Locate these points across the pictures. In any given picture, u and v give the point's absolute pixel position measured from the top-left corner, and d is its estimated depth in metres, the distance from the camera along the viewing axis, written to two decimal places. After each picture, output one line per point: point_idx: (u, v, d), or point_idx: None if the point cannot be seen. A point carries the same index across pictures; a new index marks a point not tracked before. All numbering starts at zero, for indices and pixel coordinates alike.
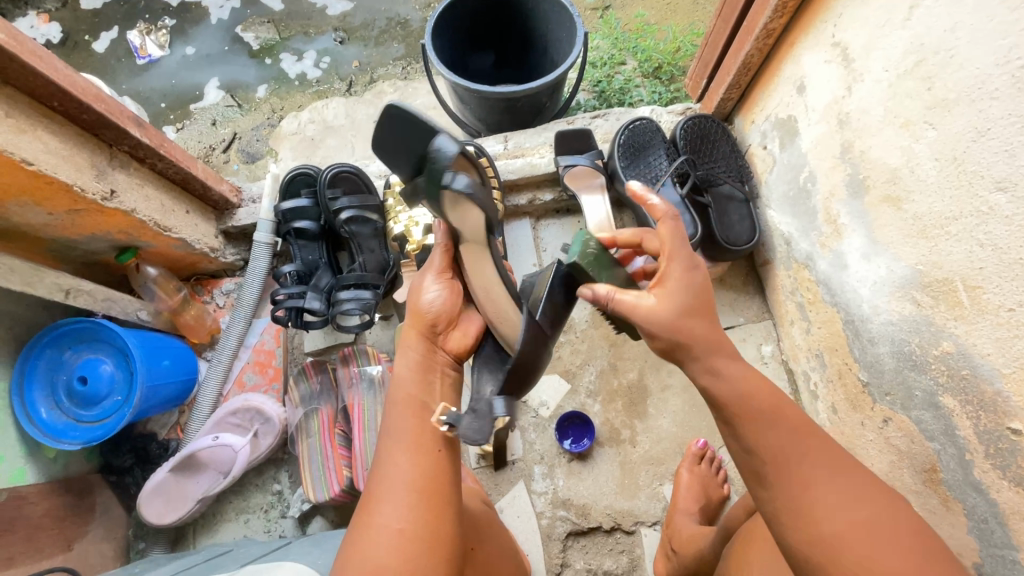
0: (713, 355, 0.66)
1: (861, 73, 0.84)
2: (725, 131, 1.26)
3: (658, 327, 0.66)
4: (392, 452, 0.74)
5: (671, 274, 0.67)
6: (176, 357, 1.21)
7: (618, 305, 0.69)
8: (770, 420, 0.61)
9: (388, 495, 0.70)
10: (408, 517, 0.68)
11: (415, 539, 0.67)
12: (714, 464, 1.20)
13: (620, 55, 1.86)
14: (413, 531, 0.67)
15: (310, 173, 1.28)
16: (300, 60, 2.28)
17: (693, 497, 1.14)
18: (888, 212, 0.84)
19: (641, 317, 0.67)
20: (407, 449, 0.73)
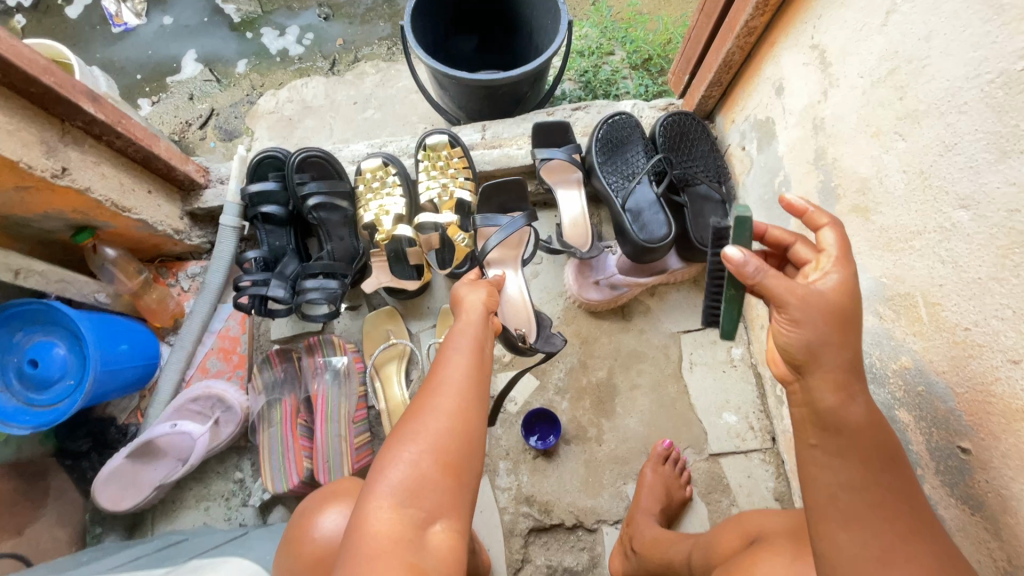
0: (848, 379, 0.54)
1: (837, 78, 0.81)
2: (705, 130, 1.24)
3: (809, 317, 0.53)
4: (450, 353, 0.78)
5: (831, 278, 0.56)
6: (135, 341, 1.18)
7: (771, 281, 0.55)
8: (863, 473, 0.53)
9: (448, 383, 0.74)
10: (466, 402, 0.73)
11: (469, 423, 0.71)
12: (678, 465, 1.21)
13: (608, 45, 1.82)
14: (468, 415, 0.72)
15: (278, 157, 1.24)
16: (282, 35, 2.21)
17: (655, 497, 1.14)
18: (856, 222, 0.82)
19: (797, 297, 0.54)
20: (467, 350, 0.79)
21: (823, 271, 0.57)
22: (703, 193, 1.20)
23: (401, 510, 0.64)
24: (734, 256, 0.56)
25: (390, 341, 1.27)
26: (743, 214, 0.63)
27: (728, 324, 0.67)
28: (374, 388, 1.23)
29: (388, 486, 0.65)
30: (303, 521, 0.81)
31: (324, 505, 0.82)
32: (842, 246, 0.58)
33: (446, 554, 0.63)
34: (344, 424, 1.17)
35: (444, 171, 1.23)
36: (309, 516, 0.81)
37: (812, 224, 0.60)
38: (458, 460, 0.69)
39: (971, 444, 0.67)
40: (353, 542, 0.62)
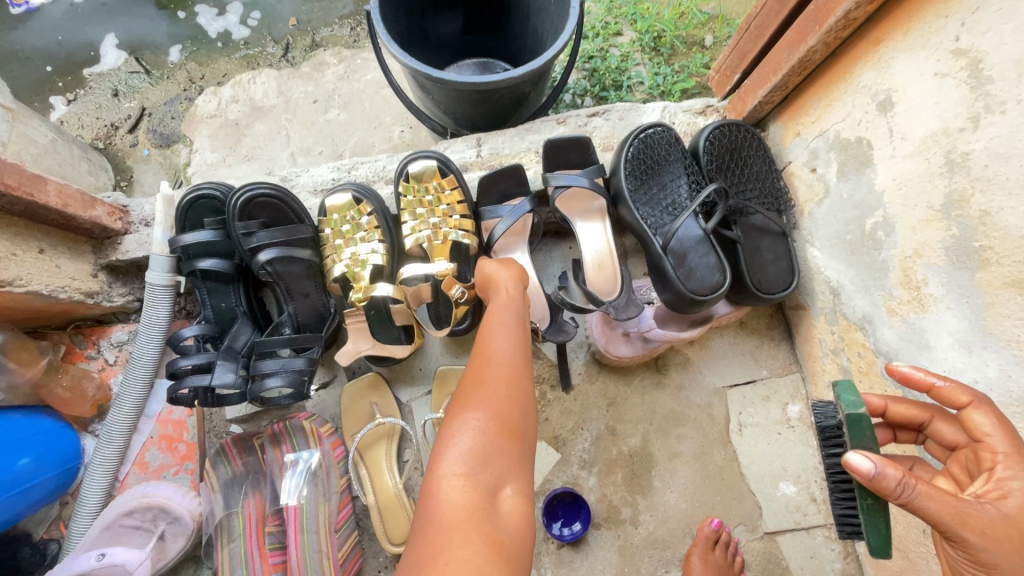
0: None
1: (1004, 101, 0.57)
2: (759, 143, 0.99)
3: (1003, 564, 0.48)
4: (494, 327, 0.66)
5: (1015, 490, 0.50)
6: (39, 449, 0.90)
7: (923, 502, 0.49)
8: None
9: (499, 351, 0.62)
10: (521, 372, 0.61)
11: (525, 390, 0.59)
12: (730, 549, 1.00)
13: (615, 23, 1.53)
14: (526, 379, 0.60)
15: (217, 195, 0.96)
16: (222, 14, 1.84)
17: None
18: (1017, 301, 0.60)
19: (984, 542, 0.48)
20: (511, 322, 0.68)
21: (996, 480, 0.51)
22: (758, 225, 0.96)
23: (472, 478, 0.50)
24: (863, 466, 0.50)
25: (375, 419, 1.02)
26: (856, 412, 0.56)
27: (877, 541, 0.56)
28: (360, 477, 1.01)
29: (452, 453, 0.52)
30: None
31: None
32: (1005, 429, 0.53)
33: (521, 520, 0.50)
34: (325, 536, 0.92)
35: (433, 207, 0.96)
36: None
37: (954, 401, 0.55)
38: (521, 427, 0.56)
39: None
40: (420, 519, 0.49)
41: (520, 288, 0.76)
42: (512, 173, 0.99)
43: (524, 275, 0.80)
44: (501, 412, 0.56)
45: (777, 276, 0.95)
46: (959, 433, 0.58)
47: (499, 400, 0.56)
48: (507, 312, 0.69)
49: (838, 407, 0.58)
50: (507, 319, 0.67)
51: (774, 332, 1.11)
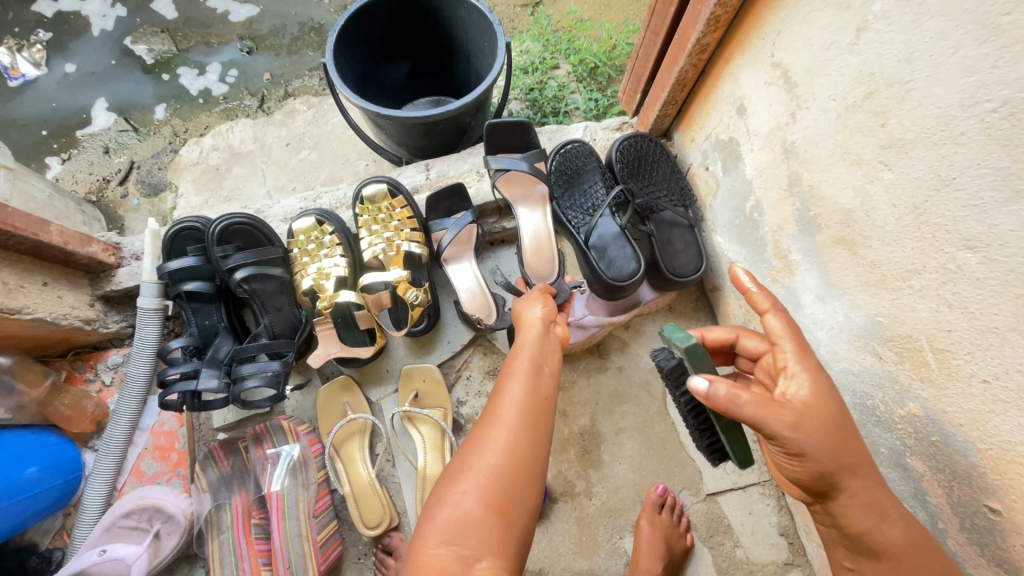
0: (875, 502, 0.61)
1: (805, 100, 0.73)
2: (664, 150, 1.15)
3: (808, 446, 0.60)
4: (511, 382, 0.68)
5: (802, 381, 0.63)
6: (43, 459, 1.01)
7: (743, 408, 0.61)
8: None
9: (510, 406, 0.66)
10: (519, 441, 0.64)
11: (523, 455, 0.63)
12: (676, 512, 1.11)
13: (552, 58, 1.73)
14: (523, 446, 0.64)
15: (197, 226, 1.09)
16: (202, 74, 2.03)
17: (655, 554, 1.04)
18: (843, 255, 0.75)
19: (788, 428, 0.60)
20: (527, 373, 0.69)
21: (790, 374, 0.63)
22: (669, 219, 1.12)
23: (450, 551, 0.56)
24: (700, 387, 0.63)
25: (348, 415, 1.14)
26: (689, 344, 0.68)
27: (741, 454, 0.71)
28: (337, 469, 1.11)
29: (433, 524, 0.59)
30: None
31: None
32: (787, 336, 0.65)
33: None
34: (305, 521, 1.03)
35: (386, 223, 1.10)
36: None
37: (758, 308, 0.68)
38: (508, 491, 0.61)
39: (1001, 506, 0.60)
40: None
41: (544, 341, 0.76)
42: (458, 191, 1.15)
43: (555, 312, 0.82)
44: (487, 489, 0.60)
45: (688, 261, 1.10)
46: (760, 344, 0.71)
47: (488, 473, 0.61)
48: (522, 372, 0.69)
49: (674, 345, 0.70)
50: (522, 372, 0.69)
51: (701, 313, 1.25)
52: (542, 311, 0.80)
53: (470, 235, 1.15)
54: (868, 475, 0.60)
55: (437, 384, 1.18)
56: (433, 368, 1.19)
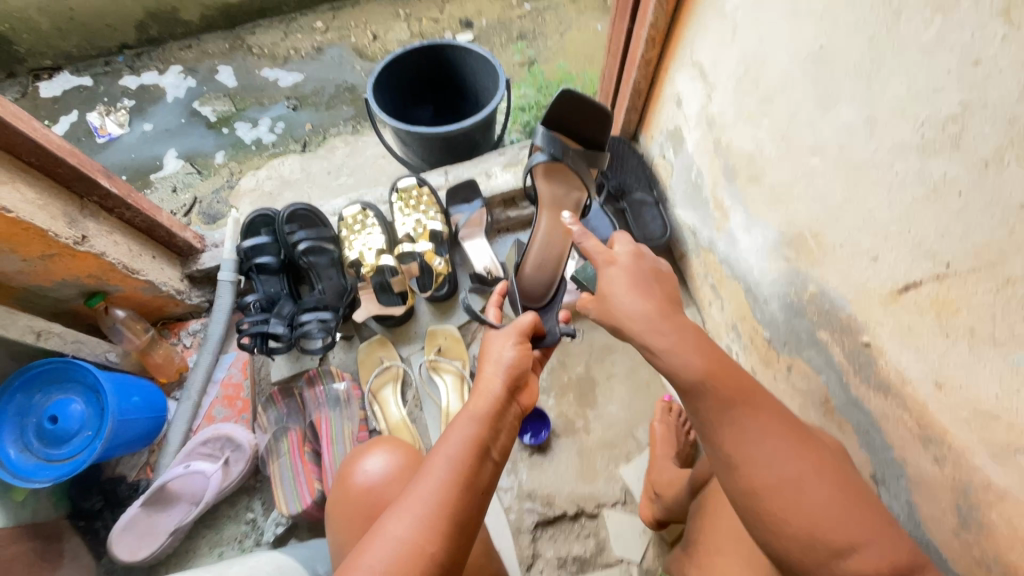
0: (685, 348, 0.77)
1: (715, 84, 1.05)
2: (631, 149, 1.47)
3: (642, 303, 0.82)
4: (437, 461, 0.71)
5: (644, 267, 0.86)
6: (146, 395, 1.26)
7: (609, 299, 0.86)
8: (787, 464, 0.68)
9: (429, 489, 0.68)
10: (459, 475, 0.70)
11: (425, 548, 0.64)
12: (681, 414, 1.32)
13: (545, 99, 2.11)
14: (450, 509, 0.67)
15: (269, 214, 1.41)
16: (255, 127, 2.44)
17: (668, 443, 1.25)
18: (754, 189, 1.02)
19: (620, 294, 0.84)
20: (456, 458, 0.72)
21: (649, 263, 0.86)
22: (640, 199, 1.42)
23: None
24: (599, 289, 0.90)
25: (384, 364, 1.38)
26: None
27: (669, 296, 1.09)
28: (374, 411, 1.33)
29: None
30: (351, 461, 0.92)
31: (369, 448, 0.93)
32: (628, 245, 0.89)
33: None
34: (349, 442, 1.26)
35: (417, 208, 1.42)
36: (356, 456, 0.92)
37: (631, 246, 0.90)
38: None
39: (869, 338, 0.83)
40: None
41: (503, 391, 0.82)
42: (473, 184, 1.46)
43: (516, 380, 0.84)
44: (423, 518, 0.66)
45: (656, 229, 1.39)
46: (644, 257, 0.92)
47: (427, 501, 0.67)
48: (473, 418, 0.75)
49: None
50: (449, 457, 0.71)
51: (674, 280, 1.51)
52: (511, 355, 0.86)
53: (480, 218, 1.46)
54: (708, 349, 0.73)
55: (457, 340, 1.41)
56: (453, 328, 1.43)
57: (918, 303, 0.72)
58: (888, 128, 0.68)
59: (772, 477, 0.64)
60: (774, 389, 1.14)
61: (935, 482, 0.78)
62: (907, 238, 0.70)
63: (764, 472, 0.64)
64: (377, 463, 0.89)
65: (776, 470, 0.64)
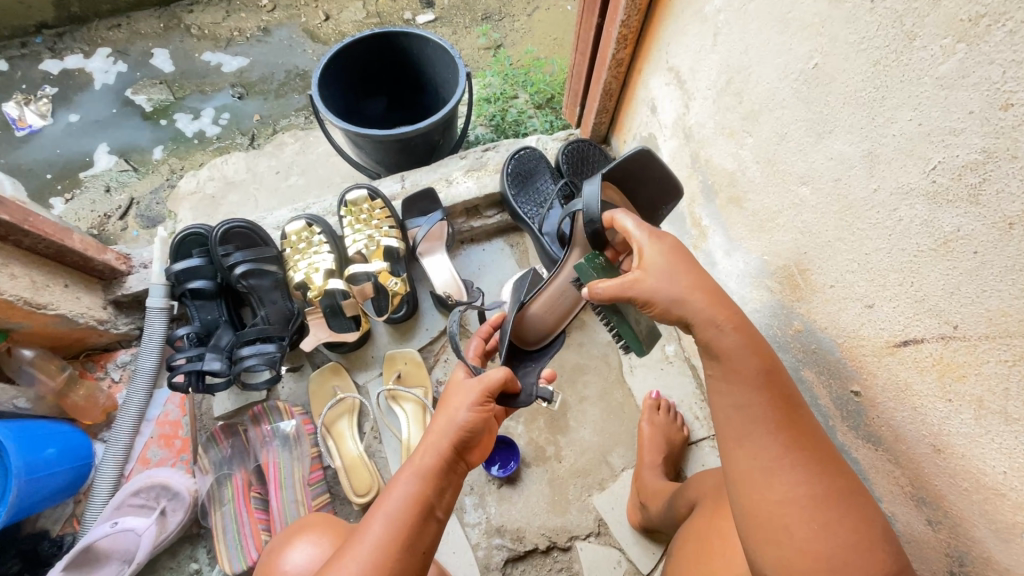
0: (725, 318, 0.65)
1: (693, 92, 0.94)
2: (604, 153, 1.35)
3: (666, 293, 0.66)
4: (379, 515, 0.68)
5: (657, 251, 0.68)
6: (62, 444, 1.11)
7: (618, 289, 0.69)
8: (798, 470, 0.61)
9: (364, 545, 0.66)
10: (390, 547, 0.66)
11: None
12: (672, 412, 1.26)
13: (512, 89, 1.96)
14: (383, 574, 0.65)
15: (201, 232, 1.25)
16: (197, 118, 2.23)
17: (657, 449, 1.20)
18: (735, 211, 0.93)
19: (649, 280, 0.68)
20: (396, 514, 0.68)
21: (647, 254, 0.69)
22: None
23: None
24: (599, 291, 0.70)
25: (338, 396, 1.26)
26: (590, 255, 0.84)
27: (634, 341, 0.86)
28: (327, 447, 1.21)
29: None
30: (272, 557, 0.79)
31: (290, 539, 0.79)
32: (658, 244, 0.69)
33: None
34: (300, 487, 1.16)
35: (368, 222, 1.28)
36: (277, 551, 0.79)
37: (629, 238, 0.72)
38: None
39: (860, 387, 0.76)
40: None
41: (452, 447, 0.72)
42: (432, 194, 1.33)
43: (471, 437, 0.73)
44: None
45: None
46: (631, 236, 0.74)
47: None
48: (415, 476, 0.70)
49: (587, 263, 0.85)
50: (388, 513, 0.68)
51: None
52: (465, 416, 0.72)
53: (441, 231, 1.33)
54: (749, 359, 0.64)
55: (418, 365, 1.30)
56: (414, 351, 1.31)
57: (917, 361, 0.64)
58: (890, 168, 0.59)
59: (787, 500, 0.59)
60: None
61: (927, 544, 0.72)
62: (908, 291, 0.62)
63: (773, 490, 0.60)
64: (302, 555, 0.75)
65: (792, 495, 0.59)
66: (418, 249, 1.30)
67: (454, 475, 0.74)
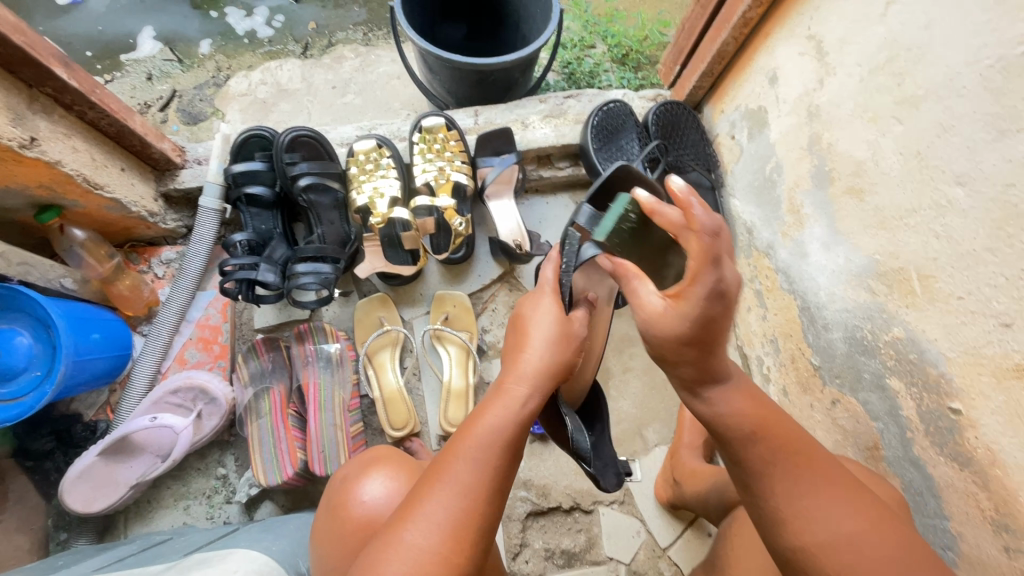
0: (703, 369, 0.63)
1: (834, 67, 0.86)
2: (695, 119, 1.27)
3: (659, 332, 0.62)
4: (461, 464, 0.61)
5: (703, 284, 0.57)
6: (107, 331, 1.09)
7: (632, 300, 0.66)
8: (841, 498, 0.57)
9: (440, 504, 0.58)
10: (478, 504, 0.59)
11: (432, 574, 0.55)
12: None
13: (590, 38, 1.84)
14: (462, 533, 0.58)
15: (265, 136, 1.19)
16: (250, 16, 2.03)
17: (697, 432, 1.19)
18: (850, 203, 0.87)
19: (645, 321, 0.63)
20: (481, 467, 0.61)
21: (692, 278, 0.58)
22: (695, 180, 1.23)
23: None
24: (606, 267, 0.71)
25: (383, 327, 1.23)
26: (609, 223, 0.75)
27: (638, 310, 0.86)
28: (367, 376, 1.19)
29: None
30: (346, 487, 0.79)
31: (365, 470, 0.79)
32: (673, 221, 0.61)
33: None
34: (339, 413, 1.14)
35: (441, 154, 1.21)
36: (351, 482, 0.79)
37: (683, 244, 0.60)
38: None
39: (961, 406, 0.73)
40: None
41: (541, 375, 0.69)
42: (508, 134, 1.26)
43: (563, 349, 0.72)
44: (442, 533, 0.57)
45: None
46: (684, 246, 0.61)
47: (445, 516, 0.58)
48: (510, 418, 0.65)
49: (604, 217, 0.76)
50: (467, 471, 0.61)
51: None
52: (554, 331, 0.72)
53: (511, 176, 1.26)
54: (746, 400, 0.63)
55: (466, 310, 1.27)
56: (464, 295, 1.28)
57: None
58: None
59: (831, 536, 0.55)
60: (808, 417, 1.06)
61: (995, 569, 0.71)
62: None
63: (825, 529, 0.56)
64: (378, 488, 0.75)
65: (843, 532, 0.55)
66: (484, 191, 1.24)
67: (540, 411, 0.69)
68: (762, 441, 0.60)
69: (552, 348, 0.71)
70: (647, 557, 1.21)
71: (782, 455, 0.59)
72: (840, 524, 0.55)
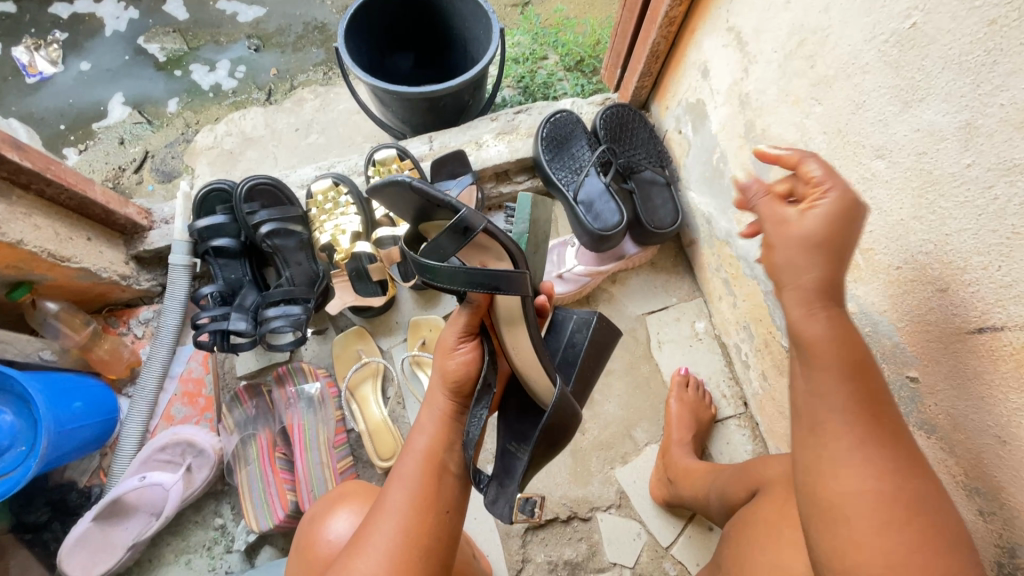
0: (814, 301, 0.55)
1: (755, 55, 0.89)
2: (643, 118, 1.28)
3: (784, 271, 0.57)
4: (395, 490, 0.70)
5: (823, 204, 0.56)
6: (90, 398, 1.11)
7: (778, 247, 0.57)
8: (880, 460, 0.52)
9: (380, 529, 0.66)
10: (415, 520, 0.67)
11: None
12: (699, 389, 1.25)
13: (541, 50, 1.87)
14: (408, 547, 0.65)
15: (225, 188, 1.22)
16: (213, 70, 2.08)
17: (686, 427, 1.18)
18: None
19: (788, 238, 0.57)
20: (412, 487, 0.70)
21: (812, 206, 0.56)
22: (648, 178, 1.25)
23: None
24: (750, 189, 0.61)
25: (362, 360, 1.25)
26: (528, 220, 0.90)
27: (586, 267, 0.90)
28: (351, 410, 1.21)
29: None
30: (315, 527, 0.83)
31: (332, 508, 0.84)
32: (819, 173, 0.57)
33: None
34: (325, 450, 1.15)
35: None
36: (319, 520, 0.83)
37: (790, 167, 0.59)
38: None
39: (918, 373, 0.72)
40: None
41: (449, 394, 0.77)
42: (462, 157, 1.28)
43: (449, 373, 0.77)
44: (382, 556, 0.64)
45: (666, 216, 1.23)
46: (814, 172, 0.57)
47: (384, 538, 0.65)
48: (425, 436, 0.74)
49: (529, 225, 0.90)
50: (400, 495, 0.69)
51: (680, 268, 1.38)
52: (446, 360, 0.77)
53: (470, 197, 1.29)
54: (845, 336, 0.55)
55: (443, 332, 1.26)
56: (439, 317, 1.28)
57: (992, 349, 0.61)
58: (991, 142, 0.56)
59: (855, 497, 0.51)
60: None
61: None
62: (993, 275, 0.58)
63: (847, 490, 0.52)
64: (343, 524, 0.79)
65: (861, 489, 0.51)
66: None
67: (460, 422, 0.78)
68: (840, 386, 0.54)
69: (444, 373, 0.77)
70: (650, 559, 1.20)
71: (855, 415, 0.53)
72: (871, 490, 0.51)
